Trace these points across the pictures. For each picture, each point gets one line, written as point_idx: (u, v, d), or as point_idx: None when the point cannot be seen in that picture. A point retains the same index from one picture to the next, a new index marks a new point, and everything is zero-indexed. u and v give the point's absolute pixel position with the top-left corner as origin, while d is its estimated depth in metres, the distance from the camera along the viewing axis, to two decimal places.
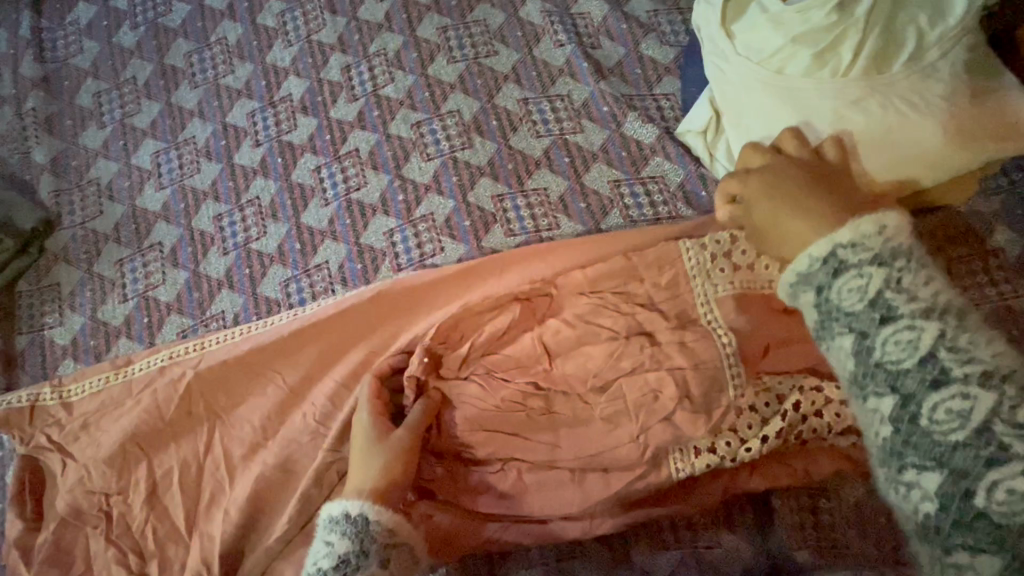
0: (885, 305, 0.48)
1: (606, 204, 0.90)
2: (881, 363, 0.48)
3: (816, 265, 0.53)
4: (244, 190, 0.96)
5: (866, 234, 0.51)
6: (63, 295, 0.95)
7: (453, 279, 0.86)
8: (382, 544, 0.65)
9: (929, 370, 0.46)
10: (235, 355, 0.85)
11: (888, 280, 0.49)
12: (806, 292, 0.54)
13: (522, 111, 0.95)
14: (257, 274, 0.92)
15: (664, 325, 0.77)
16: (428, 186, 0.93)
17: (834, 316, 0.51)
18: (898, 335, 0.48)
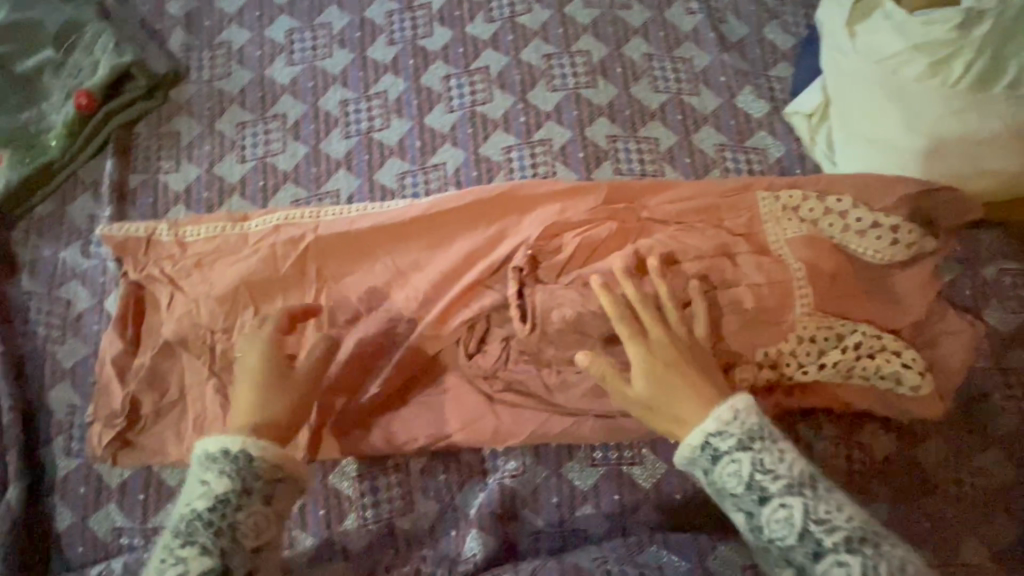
0: (759, 487, 0.68)
1: (708, 163, 0.98)
2: (773, 538, 0.67)
3: (697, 450, 0.71)
4: (373, 82, 1.01)
5: (728, 421, 0.71)
6: (181, 145, 0.99)
7: (562, 198, 0.93)
8: (265, 479, 0.69)
9: (807, 542, 0.65)
10: (353, 230, 0.90)
11: (752, 464, 0.68)
12: (699, 472, 0.73)
13: (646, 65, 1.02)
14: (376, 162, 0.97)
15: (750, 272, 0.86)
16: (549, 114, 0.99)
17: (727, 494, 0.70)
18: (776, 512, 0.66)
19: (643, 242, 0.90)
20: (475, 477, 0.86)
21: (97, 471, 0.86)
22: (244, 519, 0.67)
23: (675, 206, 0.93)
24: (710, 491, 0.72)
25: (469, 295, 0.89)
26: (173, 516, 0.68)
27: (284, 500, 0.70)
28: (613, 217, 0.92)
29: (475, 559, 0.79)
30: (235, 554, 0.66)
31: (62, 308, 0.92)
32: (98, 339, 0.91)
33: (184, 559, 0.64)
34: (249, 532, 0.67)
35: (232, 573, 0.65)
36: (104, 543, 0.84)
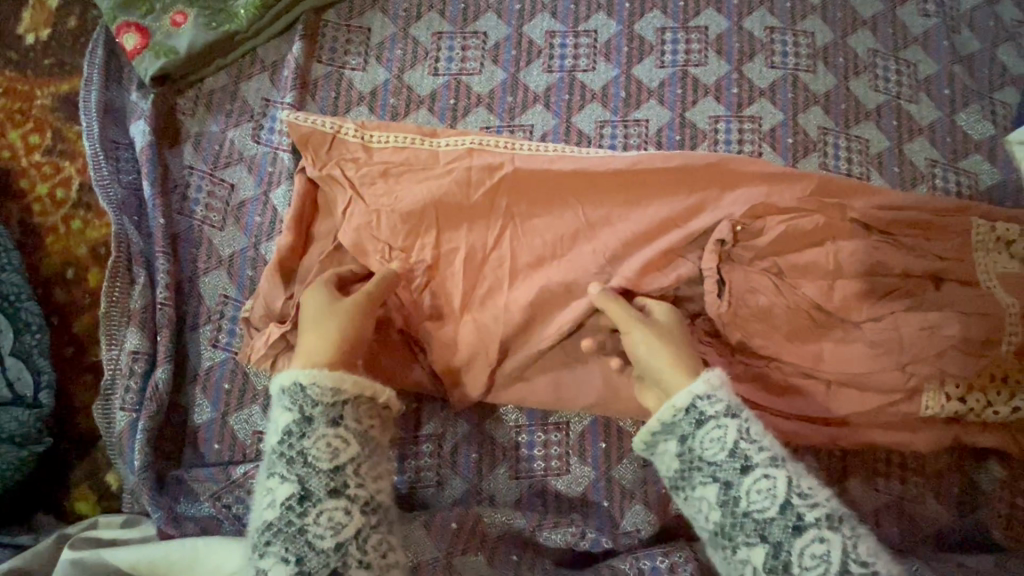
0: (743, 456, 0.60)
1: (917, 176, 0.93)
2: (749, 511, 0.59)
3: (679, 414, 0.63)
4: (583, 19, 0.94)
5: (716, 385, 0.63)
6: (372, 43, 0.91)
7: (771, 180, 0.85)
8: (324, 405, 0.62)
9: (788, 516, 0.57)
10: (550, 169, 0.82)
11: (739, 431, 0.61)
12: (670, 440, 0.64)
13: (869, 60, 0.96)
14: (576, 105, 0.91)
15: (962, 298, 0.81)
16: (764, 92, 0.93)
17: (700, 464, 0.62)
18: (758, 484, 0.59)
19: (849, 245, 0.83)
20: (636, 451, 0.82)
21: (244, 368, 0.80)
22: (311, 445, 0.61)
23: (889, 211, 0.85)
24: (677, 464, 0.64)
25: (660, 263, 0.83)
26: (264, 447, 0.64)
27: (361, 413, 0.65)
28: (822, 211, 0.84)
29: (639, 535, 0.78)
30: (314, 479, 0.60)
31: (224, 191, 0.86)
32: (262, 231, 0.84)
33: (271, 489, 0.61)
34: (322, 454, 0.61)
35: (311, 496, 0.60)
36: (242, 445, 0.78)
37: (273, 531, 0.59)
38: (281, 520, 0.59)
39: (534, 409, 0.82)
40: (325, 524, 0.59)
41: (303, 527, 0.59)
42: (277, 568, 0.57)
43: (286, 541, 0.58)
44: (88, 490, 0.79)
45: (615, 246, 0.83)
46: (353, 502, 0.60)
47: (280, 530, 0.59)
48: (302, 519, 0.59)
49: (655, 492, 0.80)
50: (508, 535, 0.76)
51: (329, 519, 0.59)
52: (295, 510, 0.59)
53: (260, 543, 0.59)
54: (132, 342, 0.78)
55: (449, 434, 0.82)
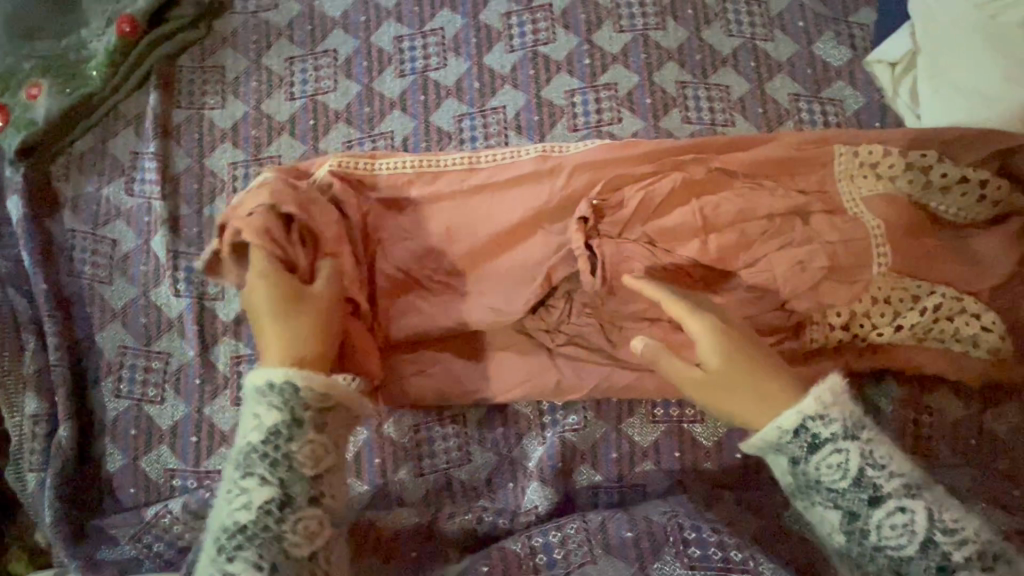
0: (872, 486, 0.61)
1: (782, 114, 0.93)
2: (882, 545, 0.60)
3: (793, 436, 0.63)
4: (429, 19, 0.95)
5: (831, 405, 0.62)
6: (227, 80, 0.93)
7: (622, 152, 0.86)
8: (316, 409, 0.61)
9: (930, 554, 0.58)
10: (410, 190, 0.83)
11: (864, 459, 0.61)
12: (782, 459, 0.64)
13: (719, 7, 0.96)
14: (432, 103, 0.92)
15: (826, 227, 0.82)
16: (616, 57, 0.93)
17: (819, 488, 0.62)
18: (892, 518, 0.60)
19: (713, 197, 0.84)
20: (535, 429, 0.84)
21: (147, 413, 0.84)
22: (298, 451, 0.60)
23: (747, 158, 0.85)
24: (789, 481, 0.64)
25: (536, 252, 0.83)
26: (239, 440, 0.61)
27: (336, 422, 0.63)
28: (680, 169, 0.85)
29: (537, 511, 0.79)
30: (297, 490, 0.59)
31: (107, 247, 0.89)
32: (148, 279, 0.88)
33: (245, 490, 0.59)
34: (306, 461, 0.60)
35: (292, 501, 0.59)
36: (154, 485, 0.82)
37: (246, 535, 0.58)
38: (255, 525, 0.58)
39: (428, 406, 0.84)
40: (302, 531, 0.58)
41: (279, 536, 0.58)
42: (247, 574, 0.56)
43: (263, 544, 0.57)
44: (19, 551, 0.84)
45: (481, 245, 0.83)
46: (327, 513, 0.60)
47: (254, 536, 0.57)
48: (279, 524, 0.58)
49: (550, 467, 0.81)
50: (409, 531, 0.78)
51: (306, 530, 0.59)
52: (274, 516, 0.58)
53: (228, 545, 0.57)
54: (32, 406, 0.82)
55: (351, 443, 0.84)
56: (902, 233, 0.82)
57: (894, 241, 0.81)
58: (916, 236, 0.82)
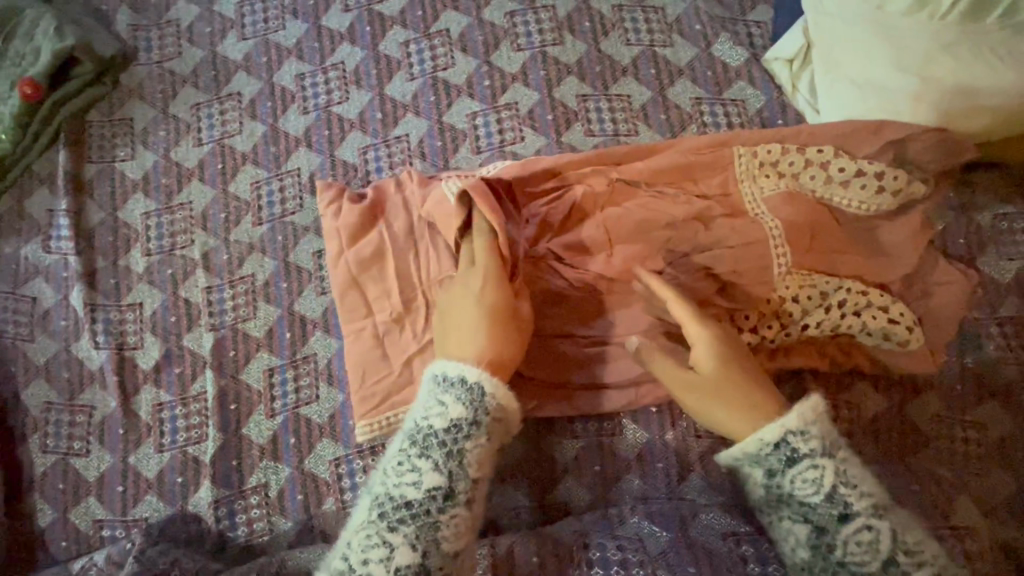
0: (842, 503, 0.59)
1: (685, 118, 0.92)
2: (846, 561, 0.57)
3: (769, 446, 0.62)
4: (329, 53, 0.96)
5: (810, 421, 0.61)
6: (136, 131, 0.95)
7: (526, 169, 0.87)
8: (494, 414, 0.66)
9: (893, 574, 0.55)
10: (376, 225, 0.86)
11: (838, 475, 0.60)
12: (757, 469, 0.63)
13: (615, 17, 0.96)
14: (336, 137, 0.93)
15: (726, 230, 0.81)
16: (515, 76, 0.94)
17: (790, 502, 0.61)
18: (858, 535, 0.57)
19: (615, 209, 0.84)
20: None
21: (74, 466, 0.85)
22: (469, 454, 0.64)
23: (647, 166, 0.86)
24: (763, 494, 0.63)
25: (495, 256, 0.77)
26: (406, 422, 0.68)
27: (498, 430, 0.67)
28: (583, 182, 0.86)
29: None
30: (459, 478, 0.64)
31: (27, 305, 0.90)
32: (69, 334, 0.89)
33: (413, 473, 0.63)
34: (473, 462, 0.64)
35: (455, 496, 0.63)
36: (85, 537, 0.83)
37: (394, 518, 0.62)
38: (421, 504, 0.62)
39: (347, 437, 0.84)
40: (452, 527, 0.62)
41: (436, 523, 0.62)
42: (403, 547, 0.60)
43: (416, 527, 0.61)
44: None
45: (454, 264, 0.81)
46: (455, 501, 0.63)
47: (416, 515, 0.62)
48: (435, 513, 0.62)
49: None
50: None
51: (455, 527, 0.62)
52: (436, 504, 0.62)
53: (393, 512, 0.62)
54: None
55: (273, 482, 0.84)
56: (805, 231, 0.81)
57: (796, 240, 0.80)
58: (819, 233, 0.82)
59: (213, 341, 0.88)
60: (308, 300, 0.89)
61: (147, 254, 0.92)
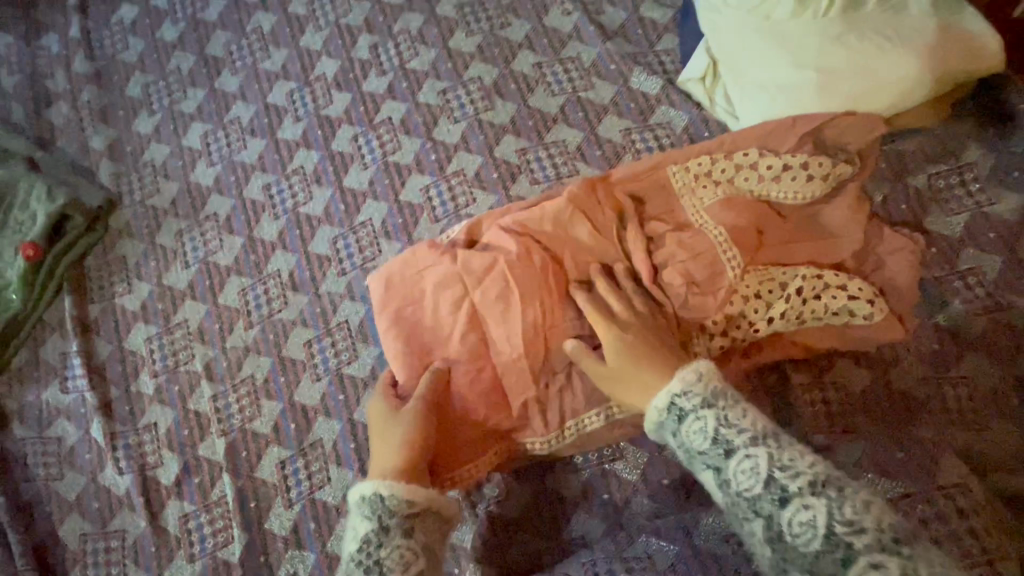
0: (725, 441, 0.59)
1: (619, 151, 0.99)
2: (741, 493, 0.57)
3: (663, 411, 0.64)
4: (289, 161, 1.06)
5: (691, 381, 0.63)
6: (130, 266, 1.04)
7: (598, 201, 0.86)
8: (401, 515, 0.63)
9: (773, 490, 0.55)
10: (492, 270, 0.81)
11: (718, 418, 0.60)
12: (667, 435, 0.64)
13: (537, 74, 1.04)
14: (308, 235, 1.01)
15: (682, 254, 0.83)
16: (457, 146, 1.02)
17: (695, 457, 0.61)
18: (742, 465, 0.57)
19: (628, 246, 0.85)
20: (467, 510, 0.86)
21: None
22: (386, 555, 0.60)
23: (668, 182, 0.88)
24: (683, 457, 0.63)
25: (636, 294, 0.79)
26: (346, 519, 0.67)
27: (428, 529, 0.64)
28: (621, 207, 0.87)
29: None
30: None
31: (54, 446, 0.96)
32: (94, 466, 0.95)
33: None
34: (397, 563, 0.60)
35: None
36: None
37: None
38: None
39: None
40: None
41: None
42: None
43: None
44: None
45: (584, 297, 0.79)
46: None
47: None
48: None
49: (476, 548, 0.82)
50: None
51: None
52: None
53: None
54: None
55: (301, 570, 0.87)
56: (749, 227, 0.84)
57: (743, 239, 0.83)
58: (762, 229, 0.85)
59: (225, 445, 0.93)
60: (306, 389, 0.95)
61: (154, 376, 0.98)
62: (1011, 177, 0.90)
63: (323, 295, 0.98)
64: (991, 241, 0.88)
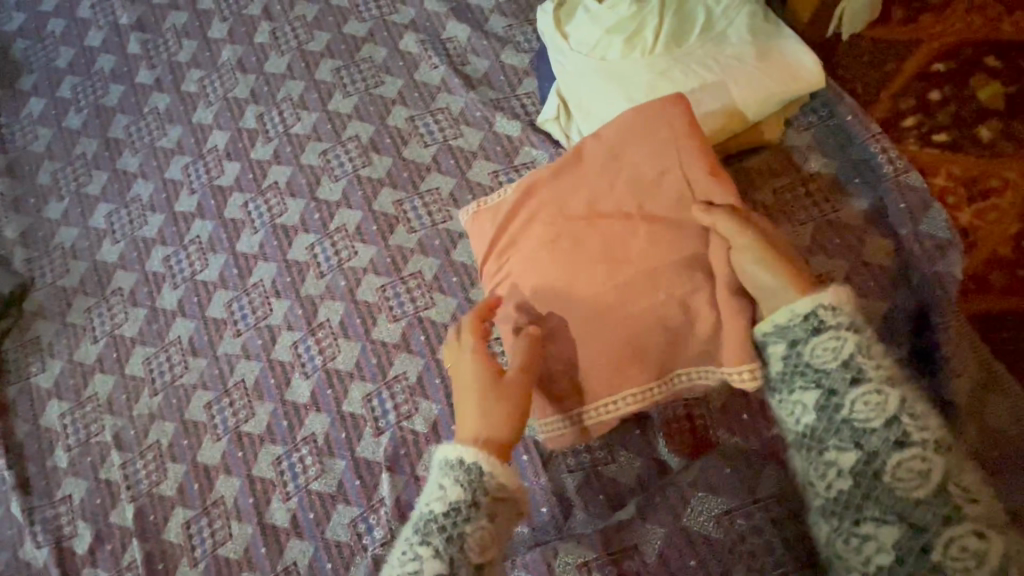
0: (856, 367, 0.62)
1: (488, 193, 1.05)
2: (853, 420, 0.61)
3: (797, 318, 0.66)
4: (186, 232, 1.12)
5: (832, 302, 0.65)
6: (43, 346, 1.10)
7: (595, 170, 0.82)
8: (492, 496, 0.67)
9: (892, 429, 0.59)
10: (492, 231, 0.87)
11: (858, 345, 0.63)
12: (779, 342, 0.67)
13: (410, 127, 1.11)
14: (205, 300, 1.07)
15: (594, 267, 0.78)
16: (339, 203, 1.08)
17: (807, 370, 0.64)
18: (867, 395, 0.61)
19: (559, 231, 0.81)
20: (358, 554, 0.90)
21: None
22: (470, 532, 0.65)
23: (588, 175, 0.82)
24: (782, 366, 0.67)
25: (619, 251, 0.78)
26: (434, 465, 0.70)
27: (505, 516, 0.68)
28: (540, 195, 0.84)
29: None
30: (461, 565, 0.64)
31: None
32: (15, 542, 0.99)
33: (425, 532, 0.66)
34: (475, 545, 0.65)
35: None
36: None
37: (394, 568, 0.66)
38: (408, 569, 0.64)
39: (263, 564, 0.92)
40: None
41: None
42: None
43: None
44: None
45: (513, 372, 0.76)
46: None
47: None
48: None
49: None
50: None
51: None
52: None
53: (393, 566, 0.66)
54: None
55: None
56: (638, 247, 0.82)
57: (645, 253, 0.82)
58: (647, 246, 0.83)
59: (134, 510, 0.98)
60: (207, 449, 0.99)
61: (68, 449, 1.03)
62: (852, 184, 0.94)
63: (221, 357, 1.03)
64: (836, 246, 0.91)
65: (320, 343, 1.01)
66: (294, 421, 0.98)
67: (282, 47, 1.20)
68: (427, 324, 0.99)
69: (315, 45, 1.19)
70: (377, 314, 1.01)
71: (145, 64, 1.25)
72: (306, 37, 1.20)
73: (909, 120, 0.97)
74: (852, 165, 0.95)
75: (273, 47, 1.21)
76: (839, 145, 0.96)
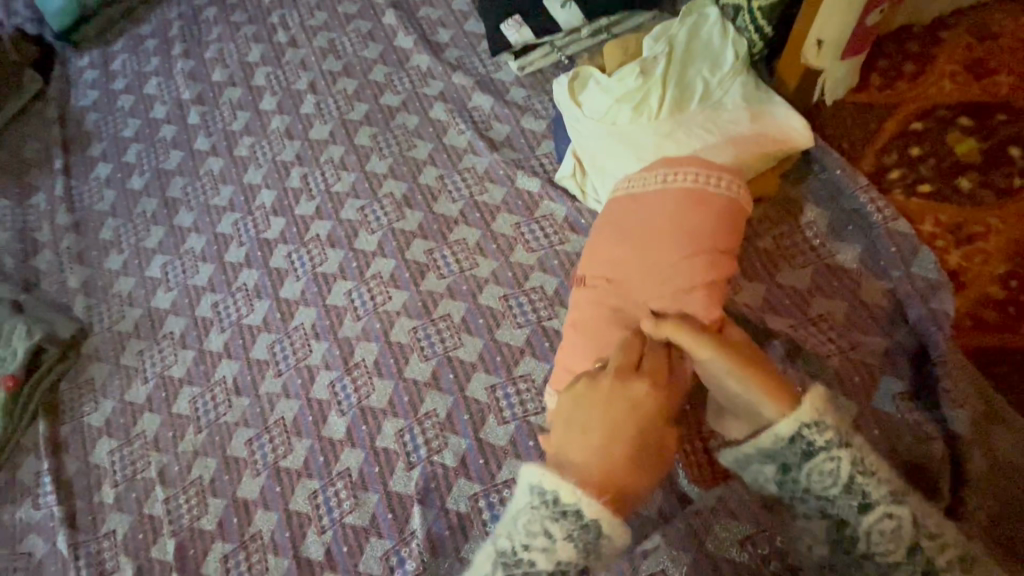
0: (859, 492, 0.68)
1: (511, 242, 1.14)
2: (870, 548, 0.68)
3: (785, 445, 0.68)
4: (234, 280, 1.22)
5: (822, 418, 0.67)
6: (97, 387, 1.18)
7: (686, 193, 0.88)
8: (585, 554, 0.67)
9: (909, 551, 0.67)
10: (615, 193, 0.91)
11: (852, 469, 0.67)
12: (770, 465, 0.71)
13: (440, 184, 1.23)
14: (249, 342, 1.16)
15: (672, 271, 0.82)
16: (374, 252, 1.18)
17: (811, 495, 0.70)
18: (879, 522, 0.67)
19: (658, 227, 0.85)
20: None
21: None
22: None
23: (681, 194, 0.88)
24: (779, 486, 0.72)
25: (672, 245, 0.83)
26: (532, 498, 0.69)
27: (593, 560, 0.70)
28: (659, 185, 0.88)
29: None
30: None
31: (23, 562, 1.05)
32: None
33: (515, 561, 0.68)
34: None
35: None
36: None
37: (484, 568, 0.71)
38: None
39: None
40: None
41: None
42: None
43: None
44: None
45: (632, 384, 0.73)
46: None
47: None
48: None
49: None
50: None
51: None
52: None
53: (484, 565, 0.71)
54: None
55: None
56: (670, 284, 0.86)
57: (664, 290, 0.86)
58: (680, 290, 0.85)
59: (175, 544, 1.02)
60: (247, 484, 1.05)
61: (114, 485, 1.09)
62: (846, 230, 1.03)
63: (263, 396, 1.11)
64: (834, 286, 0.99)
65: (356, 382, 1.08)
66: (330, 456, 1.04)
67: (325, 116, 1.35)
68: (455, 363, 1.06)
69: (355, 115, 1.34)
70: (409, 354, 1.08)
71: (203, 132, 1.40)
72: (346, 108, 1.35)
73: (894, 174, 1.07)
74: (844, 214, 1.04)
75: (317, 117, 1.36)
76: (831, 196, 1.06)
